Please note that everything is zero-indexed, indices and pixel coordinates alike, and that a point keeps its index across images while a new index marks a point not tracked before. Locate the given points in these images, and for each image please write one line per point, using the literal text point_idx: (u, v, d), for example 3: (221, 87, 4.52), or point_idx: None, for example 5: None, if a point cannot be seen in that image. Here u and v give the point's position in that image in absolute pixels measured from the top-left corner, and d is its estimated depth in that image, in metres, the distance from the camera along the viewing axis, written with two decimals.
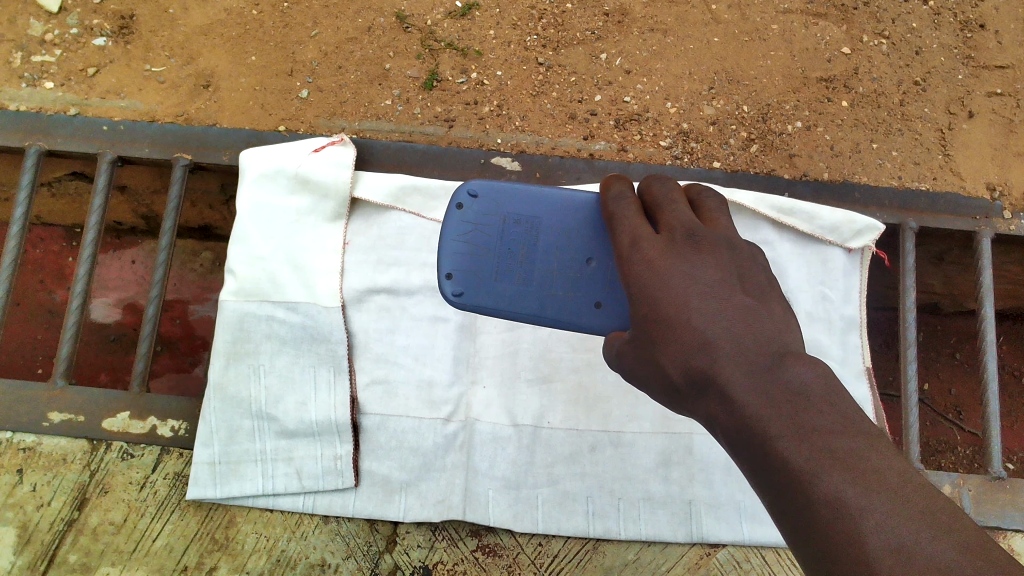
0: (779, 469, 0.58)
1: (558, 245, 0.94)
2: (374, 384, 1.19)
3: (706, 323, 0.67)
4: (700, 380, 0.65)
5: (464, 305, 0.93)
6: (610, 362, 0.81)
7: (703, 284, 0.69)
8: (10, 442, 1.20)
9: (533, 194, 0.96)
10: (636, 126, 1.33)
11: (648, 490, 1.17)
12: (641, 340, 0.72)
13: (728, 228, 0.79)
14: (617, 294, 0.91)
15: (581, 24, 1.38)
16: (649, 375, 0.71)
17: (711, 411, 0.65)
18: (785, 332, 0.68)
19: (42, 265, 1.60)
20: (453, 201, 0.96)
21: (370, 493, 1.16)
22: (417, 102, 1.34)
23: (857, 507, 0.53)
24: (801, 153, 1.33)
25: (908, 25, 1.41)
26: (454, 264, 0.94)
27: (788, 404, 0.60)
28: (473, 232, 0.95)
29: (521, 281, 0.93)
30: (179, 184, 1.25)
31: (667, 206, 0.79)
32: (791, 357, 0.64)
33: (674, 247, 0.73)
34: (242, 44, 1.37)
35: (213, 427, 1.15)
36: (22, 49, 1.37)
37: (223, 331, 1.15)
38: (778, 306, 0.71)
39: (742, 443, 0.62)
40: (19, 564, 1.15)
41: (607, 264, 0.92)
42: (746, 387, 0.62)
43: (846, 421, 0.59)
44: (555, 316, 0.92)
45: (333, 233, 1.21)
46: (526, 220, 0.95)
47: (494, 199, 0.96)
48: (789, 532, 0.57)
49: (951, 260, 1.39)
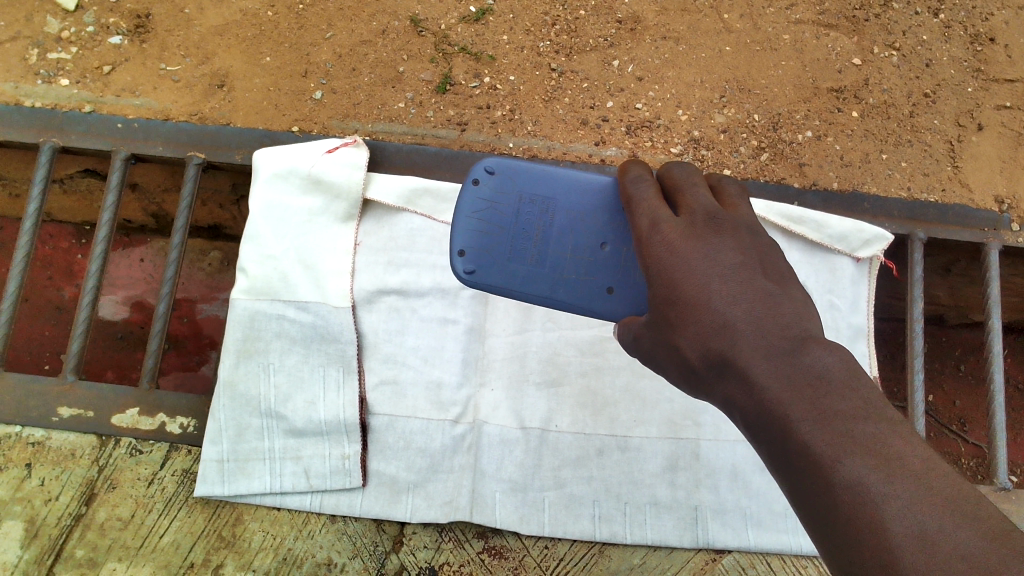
0: (800, 453, 0.58)
1: (573, 228, 0.94)
2: (384, 384, 1.19)
3: (726, 306, 0.68)
4: (720, 363, 0.66)
5: (475, 283, 0.94)
6: (626, 347, 0.82)
7: (722, 267, 0.70)
8: (20, 436, 1.20)
9: (551, 172, 0.96)
10: (647, 132, 1.34)
11: (654, 495, 1.18)
12: (661, 324, 0.73)
13: (747, 214, 0.80)
14: (628, 281, 0.92)
15: (595, 31, 1.39)
16: (668, 360, 0.72)
17: (730, 393, 0.66)
18: (806, 315, 0.68)
19: (51, 261, 1.60)
20: (470, 176, 0.96)
21: (377, 494, 1.17)
22: (430, 105, 1.35)
23: (879, 493, 0.53)
24: (811, 162, 1.34)
25: (918, 38, 1.42)
26: (468, 242, 0.94)
27: (808, 388, 0.61)
28: (489, 210, 0.95)
29: (534, 262, 0.94)
30: (193, 183, 1.26)
31: (687, 190, 0.80)
32: (813, 341, 0.64)
33: (694, 231, 0.75)
34: (257, 45, 1.37)
35: (223, 424, 1.15)
36: (38, 46, 1.37)
37: (234, 329, 1.15)
38: (799, 290, 0.72)
39: (762, 427, 0.62)
40: (26, 558, 1.15)
41: (622, 250, 0.93)
42: (767, 371, 0.63)
43: (868, 405, 0.59)
44: (564, 299, 0.93)
45: (344, 233, 1.22)
46: (542, 200, 0.95)
47: (512, 176, 0.96)
48: (808, 519, 0.58)
49: (958, 271, 1.40)
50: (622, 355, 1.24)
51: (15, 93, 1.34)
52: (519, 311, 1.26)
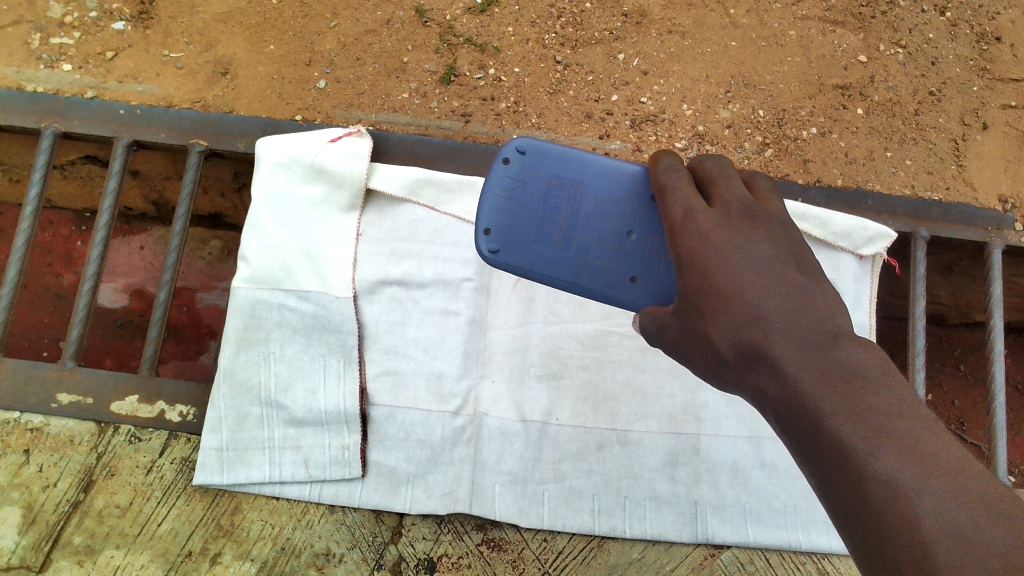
0: (832, 446, 0.58)
1: (601, 214, 0.95)
2: (384, 375, 1.19)
3: (759, 298, 0.68)
4: (752, 355, 0.67)
5: (498, 263, 0.95)
6: (650, 338, 0.83)
7: (757, 259, 0.71)
8: (18, 422, 1.20)
9: (582, 157, 0.97)
10: (652, 127, 1.34)
11: (654, 489, 1.18)
12: (690, 314, 0.74)
13: (780, 209, 0.80)
14: (653, 272, 0.93)
15: (600, 24, 1.39)
16: (697, 350, 0.73)
17: (760, 385, 0.66)
18: (837, 312, 0.68)
19: (50, 248, 1.59)
20: (500, 155, 0.97)
21: (376, 484, 1.16)
22: (434, 96, 1.34)
23: (912, 488, 0.53)
24: (816, 159, 1.34)
25: (924, 36, 1.41)
26: (494, 221, 0.95)
27: (842, 383, 0.61)
28: (518, 190, 0.96)
29: (559, 245, 0.95)
30: (195, 171, 1.25)
31: (721, 181, 0.81)
32: (845, 338, 0.64)
33: (729, 220, 0.75)
34: (262, 33, 1.37)
35: (222, 413, 1.15)
36: (41, 30, 1.37)
37: (234, 317, 1.15)
38: (830, 287, 0.72)
39: (791, 419, 0.62)
40: (23, 544, 1.15)
41: (648, 239, 0.94)
42: (800, 364, 0.63)
43: (902, 402, 0.59)
44: (588, 286, 0.94)
45: (346, 223, 1.22)
46: (571, 184, 0.96)
47: (542, 158, 0.97)
48: (836, 512, 0.58)
49: (960, 270, 1.40)
50: (623, 349, 1.24)
51: (17, 77, 1.33)
52: (521, 303, 1.26)
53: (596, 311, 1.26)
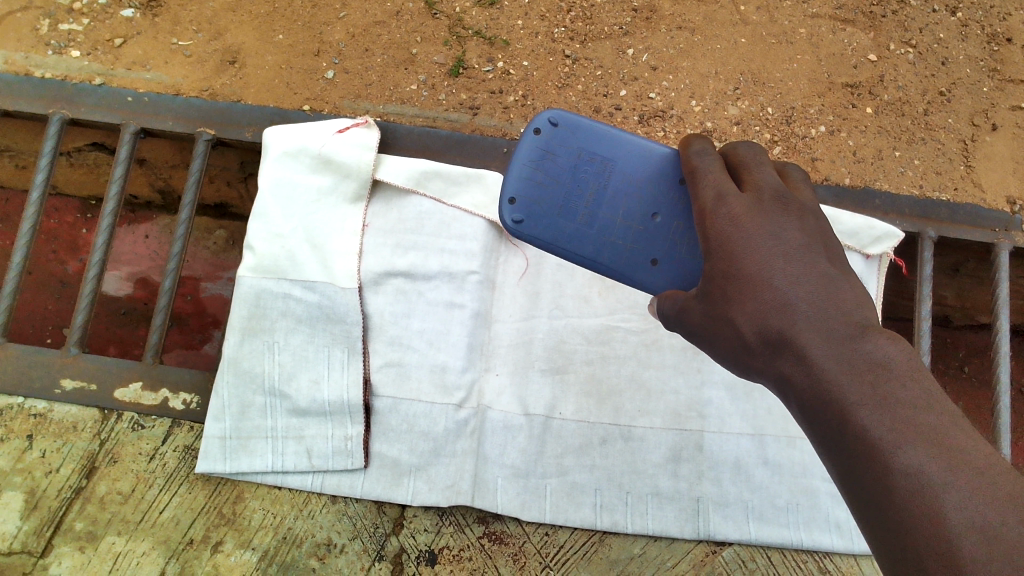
0: (857, 436, 0.58)
1: (626, 194, 0.96)
2: (388, 366, 1.18)
3: (787, 286, 0.68)
4: (777, 341, 0.67)
5: (520, 233, 0.96)
6: (668, 323, 0.83)
7: (786, 246, 0.71)
8: (22, 407, 1.20)
9: (614, 135, 0.99)
10: (660, 122, 1.34)
11: (656, 485, 1.18)
12: (715, 297, 0.74)
13: (810, 198, 0.80)
14: (674, 256, 0.94)
15: (610, 19, 1.38)
16: (720, 335, 0.73)
17: (785, 372, 0.66)
18: (865, 305, 0.68)
19: (55, 235, 1.59)
20: (532, 125, 0.99)
21: (379, 475, 1.16)
22: (443, 88, 1.34)
23: (940, 484, 0.53)
24: (824, 157, 1.34)
25: (934, 35, 1.41)
26: (519, 191, 0.97)
27: (869, 373, 0.61)
28: (546, 162, 0.98)
29: (583, 222, 0.96)
30: (202, 159, 1.25)
31: (754, 168, 0.81)
32: (874, 331, 0.64)
33: (760, 206, 0.75)
34: (271, 22, 1.37)
35: (226, 401, 1.15)
36: (50, 16, 1.37)
37: (240, 306, 1.15)
38: (858, 279, 0.72)
39: (815, 407, 0.62)
40: (25, 529, 1.15)
41: (672, 223, 0.95)
42: (827, 353, 0.63)
43: (930, 395, 0.59)
44: (608, 265, 0.96)
45: (353, 214, 1.21)
46: (600, 160, 0.98)
47: (573, 132, 0.99)
48: (857, 504, 0.58)
49: (966, 271, 1.40)
50: (628, 344, 1.24)
51: (25, 63, 1.33)
52: (526, 296, 1.26)
53: (601, 306, 1.26)
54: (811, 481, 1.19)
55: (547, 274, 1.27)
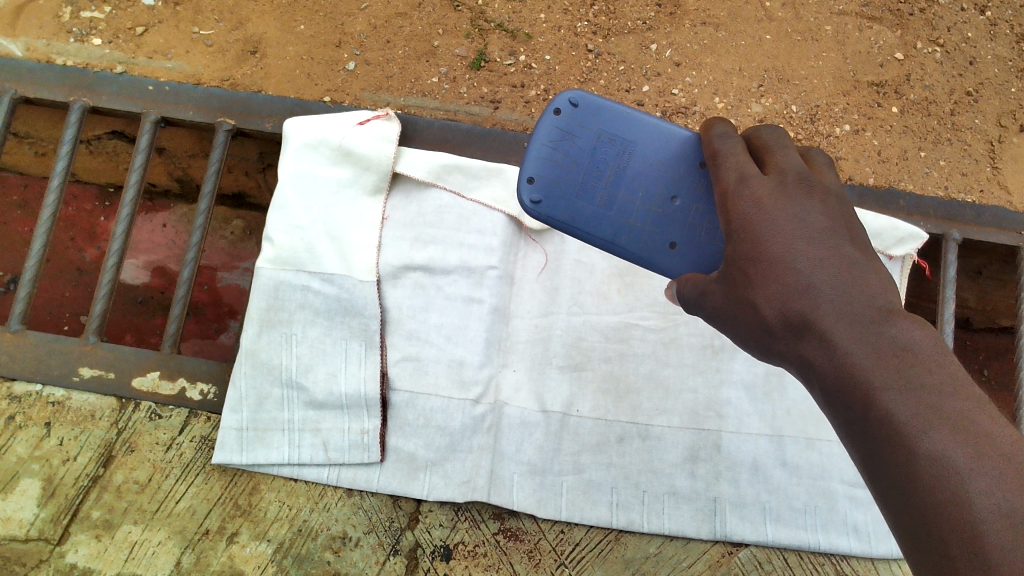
0: (881, 421, 0.57)
1: (646, 177, 0.95)
2: (405, 360, 1.18)
3: (811, 270, 0.68)
4: (799, 325, 0.66)
5: (538, 213, 0.96)
6: (688, 308, 0.83)
7: (810, 230, 0.71)
8: (40, 395, 1.20)
9: (635, 117, 0.97)
10: (682, 119, 1.33)
11: (673, 485, 1.17)
12: (737, 281, 0.73)
13: (836, 183, 0.79)
14: (694, 239, 0.94)
15: (633, 13, 1.37)
16: (742, 320, 0.72)
17: (807, 355, 0.65)
18: (892, 290, 0.67)
19: (74, 222, 1.59)
20: (552, 106, 0.98)
21: (394, 469, 1.16)
22: (463, 82, 1.33)
23: (965, 469, 0.52)
24: (847, 157, 1.32)
25: (963, 34, 1.39)
26: (538, 170, 0.96)
27: (894, 358, 0.59)
28: (566, 143, 0.97)
29: (602, 203, 0.95)
30: (222, 149, 1.25)
31: (777, 150, 0.80)
32: (900, 314, 0.63)
33: (784, 189, 0.74)
34: (292, 12, 1.36)
35: (243, 393, 1.15)
36: (72, 4, 1.37)
37: (258, 296, 1.14)
38: (882, 263, 0.71)
39: (839, 392, 0.62)
40: (42, 516, 1.16)
41: (692, 207, 0.94)
42: (851, 337, 0.62)
43: (956, 380, 0.57)
44: (626, 247, 0.95)
45: (372, 207, 1.21)
46: (621, 142, 0.97)
47: (595, 112, 0.97)
48: (881, 489, 0.57)
49: (989, 274, 1.39)
50: (647, 342, 1.23)
51: (47, 50, 1.34)
52: (545, 293, 1.26)
53: (620, 304, 1.25)
54: (829, 482, 1.18)
55: (566, 269, 1.26)
